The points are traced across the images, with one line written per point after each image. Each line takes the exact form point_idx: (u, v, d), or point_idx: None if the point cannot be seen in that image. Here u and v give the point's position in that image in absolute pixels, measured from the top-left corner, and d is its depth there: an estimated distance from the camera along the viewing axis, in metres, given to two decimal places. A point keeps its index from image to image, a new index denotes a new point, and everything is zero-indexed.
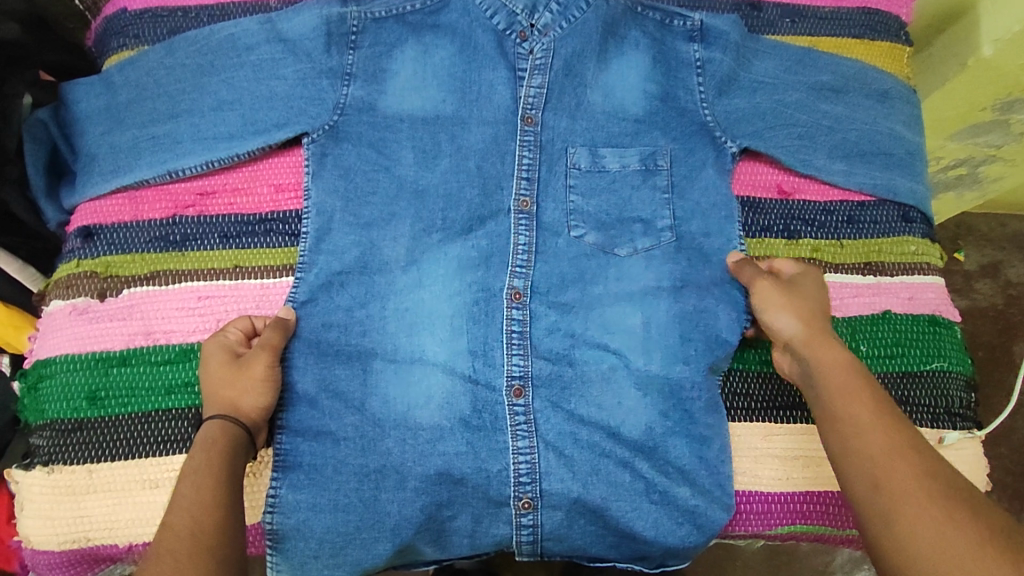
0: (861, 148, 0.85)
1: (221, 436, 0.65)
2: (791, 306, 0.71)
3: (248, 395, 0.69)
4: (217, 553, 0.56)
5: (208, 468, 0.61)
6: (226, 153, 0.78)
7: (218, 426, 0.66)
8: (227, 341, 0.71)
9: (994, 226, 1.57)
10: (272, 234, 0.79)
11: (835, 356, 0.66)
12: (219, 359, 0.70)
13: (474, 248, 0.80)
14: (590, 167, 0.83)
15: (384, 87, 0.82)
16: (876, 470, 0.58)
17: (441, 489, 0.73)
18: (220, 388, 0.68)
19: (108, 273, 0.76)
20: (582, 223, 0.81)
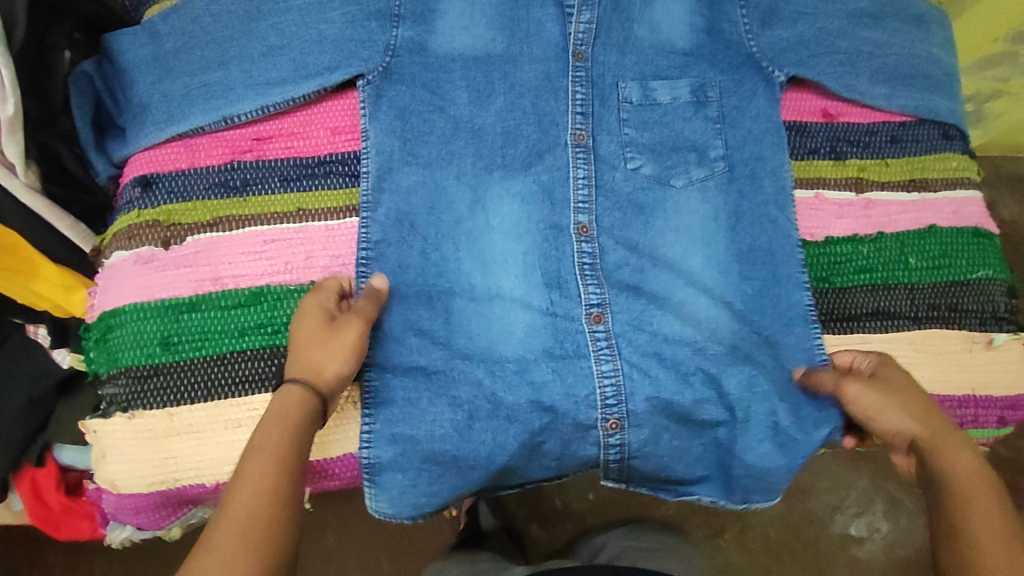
0: (901, 71, 0.88)
1: (288, 411, 0.63)
2: (898, 403, 0.68)
3: (334, 362, 0.66)
4: (263, 547, 0.55)
5: (272, 452, 0.60)
6: (281, 97, 0.78)
7: (291, 396, 0.63)
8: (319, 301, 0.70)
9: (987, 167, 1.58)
10: (333, 175, 0.79)
11: (960, 459, 0.64)
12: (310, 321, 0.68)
13: (537, 183, 0.81)
14: (641, 101, 0.83)
15: (433, 28, 0.82)
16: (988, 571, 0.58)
17: (533, 417, 0.74)
18: (310, 351, 0.66)
19: (170, 221, 0.75)
20: (639, 155, 0.82)
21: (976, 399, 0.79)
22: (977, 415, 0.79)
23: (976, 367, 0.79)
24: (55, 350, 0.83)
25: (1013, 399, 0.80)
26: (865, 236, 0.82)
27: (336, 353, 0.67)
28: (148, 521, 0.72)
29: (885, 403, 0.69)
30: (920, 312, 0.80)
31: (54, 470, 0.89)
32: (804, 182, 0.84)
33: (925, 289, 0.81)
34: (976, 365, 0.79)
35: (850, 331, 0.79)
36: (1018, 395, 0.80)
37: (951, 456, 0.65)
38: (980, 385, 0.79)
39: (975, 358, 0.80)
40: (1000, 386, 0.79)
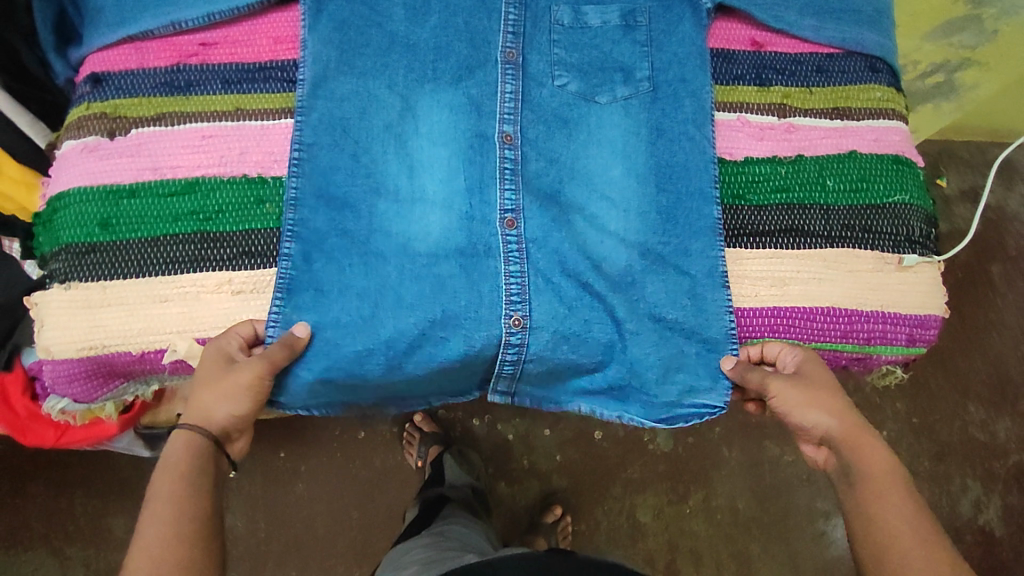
0: (832, 5, 0.90)
1: (181, 452, 0.68)
2: (821, 403, 0.72)
3: (224, 405, 0.71)
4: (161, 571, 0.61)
5: (168, 493, 0.65)
6: (225, 6, 0.82)
7: (183, 441, 0.69)
8: (225, 350, 0.73)
9: (975, 153, 1.71)
10: (271, 80, 0.84)
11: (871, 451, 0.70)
12: (212, 365, 0.72)
13: (466, 96, 0.84)
14: (572, 24, 0.87)
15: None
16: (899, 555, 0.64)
17: (433, 307, 0.77)
18: (210, 401, 0.71)
19: (116, 114, 0.81)
20: (566, 74, 0.86)
21: (884, 317, 0.80)
22: (884, 331, 0.80)
23: (886, 287, 0.81)
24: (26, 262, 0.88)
25: (921, 318, 0.81)
26: (783, 157, 0.85)
27: (233, 395, 0.71)
28: (80, 392, 0.77)
29: (806, 404, 0.73)
30: (833, 231, 0.82)
31: (22, 376, 0.93)
32: (726, 105, 0.87)
33: (841, 211, 0.83)
34: (886, 285, 0.81)
35: (760, 246, 0.81)
36: (927, 315, 0.81)
37: (863, 449, 0.71)
38: (888, 304, 0.81)
39: (884, 278, 0.81)
40: (908, 306, 0.81)
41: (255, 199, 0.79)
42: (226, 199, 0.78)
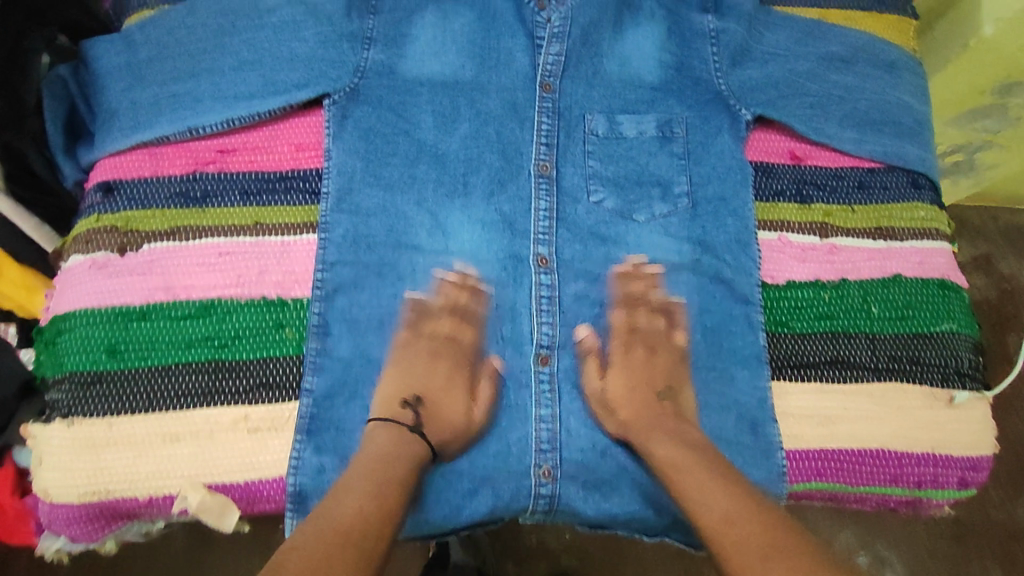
0: (870, 116, 0.88)
1: (385, 444, 0.66)
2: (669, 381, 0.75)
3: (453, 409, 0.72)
4: (336, 552, 0.54)
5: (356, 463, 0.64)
6: (246, 111, 0.80)
7: (384, 430, 0.68)
8: (452, 355, 0.75)
9: (987, 219, 1.59)
10: (293, 192, 0.80)
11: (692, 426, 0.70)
12: (421, 368, 0.73)
13: (497, 211, 0.82)
14: (607, 134, 0.86)
15: (405, 52, 0.87)
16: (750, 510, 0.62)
17: (462, 457, 0.73)
18: (439, 421, 0.71)
19: (128, 228, 0.76)
20: (601, 189, 0.84)
21: (934, 459, 0.76)
22: (934, 474, 0.76)
23: (938, 427, 0.77)
24: (22, 350, 0.83)
25: (973, 460, 0.77)
26: (827, 281, 0.81)
27: (459, 415, 0.72)
28: (80, 534, 0.71)
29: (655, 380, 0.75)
30: (880, 364, 0.78)
31: (9, 478, 0.85)
32: (766, 223, 0.83)
33: (887, 340, 0.79)
34: (936, 423, 0.77)
35: (806, 378, 0.77)
36: (979, 456, 0.77)
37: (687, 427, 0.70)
38: (938, 443, 0.76)
39: (935, 415, 0.77)
40: (960, 446, 0.77)
41: (274, 324, 0.74)
42: (244, 323, 0.74)
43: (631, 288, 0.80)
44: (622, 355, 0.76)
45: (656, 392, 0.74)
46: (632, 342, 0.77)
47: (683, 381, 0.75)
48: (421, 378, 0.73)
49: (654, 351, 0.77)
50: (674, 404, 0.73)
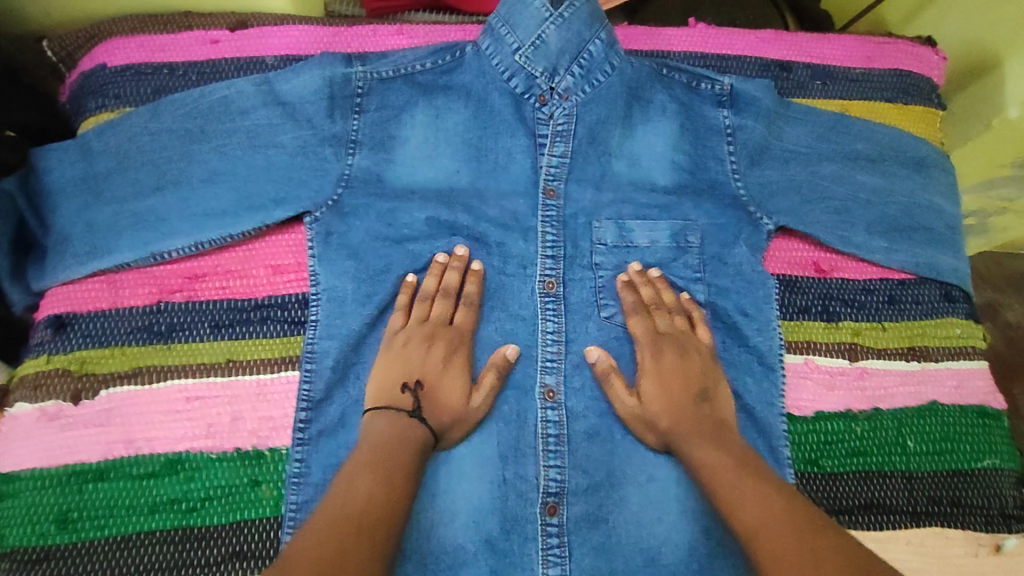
0: (900, 222, 0.81)
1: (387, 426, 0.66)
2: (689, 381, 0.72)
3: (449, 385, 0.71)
4: (332, 526, 0.54)
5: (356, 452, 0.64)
6: (217, 232, 0.73)
7: (386, 419, 0.67)
8: (454, 338, 0.74)
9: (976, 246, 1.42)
10: (269, 321, 0.72)
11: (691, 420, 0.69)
12: (418, 351, 0.71)
13: (497, 331, 0.77)
14: (616, 243, 0.80)
15: (394, 156, 0.79)
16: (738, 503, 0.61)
17: None
18: (439, 404, 0.70)
19: (83, 371, 0.68)
20: (614, 303, 0.79)
21: None
22: None
23: None
24: None
25: None
26: (858, 411, 0.75)
27: (457, 399, 0.71)
28: None
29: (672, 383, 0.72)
30: (919, 507, 0.72)
31: None
32: (791, 345, 0.77)
33: (925, 479, 0.72)
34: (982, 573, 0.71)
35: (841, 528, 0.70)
36: None
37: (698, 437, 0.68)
38: None
39: (980, 565, 0.71)
40: None
41: (248, 481, 0.66)
42: (216, 482, 0.66)
43: (644, 293, 0.78)
44: (654, 368, 0.73)
45: (691, 399, 0.71)
46: (661, 345, 0.74)
47: (718, 384, 0.72)
48: (418, 360, 0.71)
49: (684, 353, 0.74)
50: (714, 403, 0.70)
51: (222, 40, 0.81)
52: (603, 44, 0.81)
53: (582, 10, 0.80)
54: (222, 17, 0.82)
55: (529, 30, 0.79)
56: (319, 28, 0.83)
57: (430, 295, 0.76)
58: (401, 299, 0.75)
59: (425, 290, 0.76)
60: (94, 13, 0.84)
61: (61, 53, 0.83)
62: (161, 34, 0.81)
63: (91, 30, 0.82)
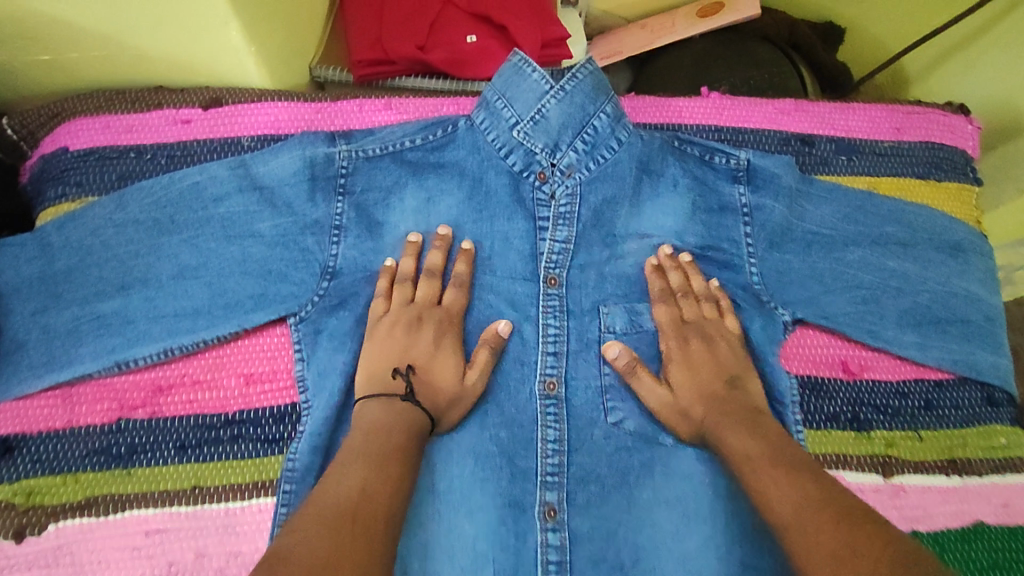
0: (934, 313, 0.74)
1: (379, 415, 0.62)
2: (708, 364, 0.69)
3: (439, 367, 0.67)
4: (338, 525, 0.49)
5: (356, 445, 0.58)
6: (189, 339, 0.67)
7: (378, 406, 0.63)
8: (442, 319, 0.70)
9: None
10: (241, 441, 0.65)
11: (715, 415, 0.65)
12: (404, 335, 0.68)
13: (492, 439, 0.68)
14: (626, 330, 0.73)
15: (387, 237, 0.73)
16: (778, 498, 0.54)
17: None
18: (432, 385, 0.66)
19: (30, 503, 0.62)
20: (621, 405, 0.71)
21: None
22: None
23: None
24: None
25: None
26: None
27: (451, 380, 0.67)
28: None
29: (689, 366, 0.69)
30: None
31: None
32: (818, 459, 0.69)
33: None
34: None
35: None
36: None
37: (728, 432, 0.62)
38: None
39: None
40: None
41: None
42: None
43: (672, 279, 0.73)
44: (681, 348, 0.70)
45: (721, 390, 0.67)
46: (687, 334, 0.71)
47: (748, 372, 0.69)
48: (409, 347, 0.67)
49: (712, 342, 0.70)
50: (745, 393, 0.67)
51: (194, 118, 0.74)
52: (609, 118, 0.74)
53: (585, 83, 0.73)
54: (193, 93, 0.75)
55: (528, 104, 0.72)
56: (300, 103, 0.76)
57: (409, 277, 0.71)
58: (382, 284, 0.71)
59: (404, 271, 0.72)
60: (58, 87, 0.78)
61: (22, 131, 0.77)
62: (128, 113, 0.74)
63: (55, 108, 0.76)
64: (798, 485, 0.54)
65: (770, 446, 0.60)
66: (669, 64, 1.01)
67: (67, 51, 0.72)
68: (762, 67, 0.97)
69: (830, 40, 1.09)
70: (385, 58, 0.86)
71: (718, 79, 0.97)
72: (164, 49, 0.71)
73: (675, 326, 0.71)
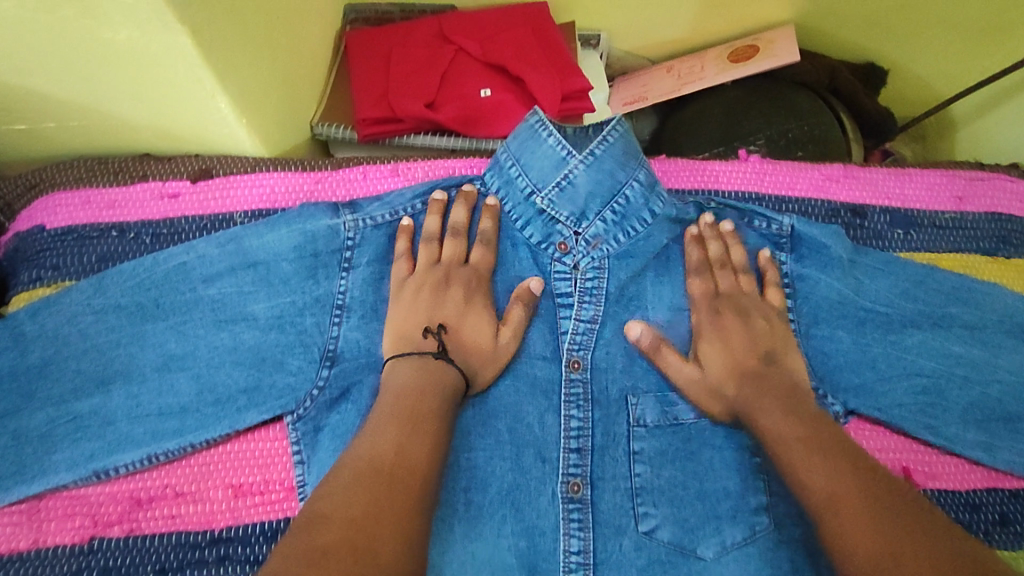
0: (1007, 409, 0.64)
1: (403, 381, 0.56)
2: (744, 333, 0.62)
3: (468, 325, 0.62)
4: (379, 493, 0.45)
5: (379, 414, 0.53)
6: (174, 444, 0.60)
7: (407, 366, 0.57)
8: (470, 279, 0.64)
9: None
10: (223, 565, 0.58)
11: (751, 387, 0.59)
12: (433, 297, 0.62)
13: (510, 551, 0.57)
14: (659, 422, 0.61)
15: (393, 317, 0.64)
16: (816, 477, 0.51)
17: None
18: (465, 345, 0.61)
19: None
20: (655, 510, 0.59)
21: None
22: None
23: None
24: None
25: None
26: None
27: (484, 338, 0.62)
28: None
29: (729, 332, 0.63)
30: None
31: None
32: None
33: None
34: None
35: None
36: None
37: (762, 406, 0.57)
38: None
39: None
40: None
41: None
42: None
43: (712, 249, 0.66)
44: (714, 325, 0.63)
45: (757, 366, 0.60)
46: (719, 308, 0.64)
47: (788, 346, 0.62)
48: (438, 307, 0.62)
49: (749, 318, 0.63)
50: (785, 371, 0.60)
51: (182, 192, 0.68)
52: (642, 186, 0.65)
53: (616, 147, 0.63)
54: (182, 162, 0.69)
55: (550, 172, 0.64)
56: (298, 173, 0.70)
57: (435, 237, 0.66)
58: (400, 245, 0.65)
59: (428, 230, 0.66)
60: (39, 155, 0.72)
61: None
62: (112, 187, 0.69)
63: (33, 178, 0.70)
64: (839, 469, 0.51)
65: (812, 424, 0.55)
66: (699, 113, 0.92)
67: (44, 122, 0.66)
68: (803, 120, 0.88)
69: (871, 84, 1.01)
70: (390, 116, 0.81)
71: (755, 130, 0.88)
72: (148, 119, 0.65)
73: (707, 300, 0.65)
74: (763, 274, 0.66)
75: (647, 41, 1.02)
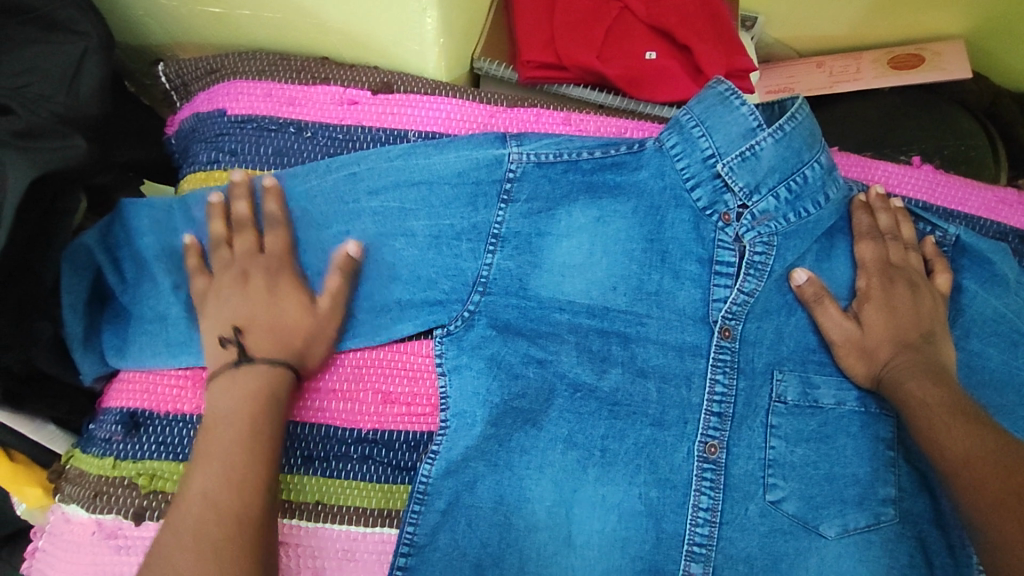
0: None
1: (239, 399, 0.55)
2: (908, 307, 0.63)
3: (291, 302, 0.60)
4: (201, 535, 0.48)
5: (232, 426, 0.54)
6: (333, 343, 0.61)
7: (224, 383, 0.57)
8: (270, 263, 0.61)
9: None
10: (372, 464, 0.64)
11: (904, 357, 0.60)
12: (235, 296, 0.60)
13: (640, 498, 0.61)
14: (798, 402, 0.63)
15: (546, 253, 0.65)
16: (950, 443, 0.53)
17: None
18: (282, 329, 0.59)
19: (152, 487, 0.62)
20: (784, 486, 0.61)
21: None
22: None
23: None
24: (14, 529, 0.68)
25: None
26: None
27: (299, 312, 0.60)
28: None
29: (884, 310, 0.63)
30: None
31: None
32: None
33: None
34: None
35: None
36: None
37: (907, 379, 0.59)
38: None
39: None
40: None
41: None
42: None
43: (881, 219, 0.67)
44: (883, 292, 0.64)
45: (916, 340, 0.62)
46: (892, 277, 0.64)
47: (945, 328, 0.63)
48: (244, 302, 0.59)
49: (916, 291, 0.64)
50: (938, 352, 0.61)
51: (362, 101, 0.70)
52: (822, 169, 0.65)
53: (803, 126, 0.65)
54: (363, 73, 0.70)
55: (734, 141, 0.64)
56: (473, 103, 0.71)
57: (224, 239, 0.62)
58: (192, 262, 0.63)
59: (212, 237, 0.63)
60: (217, 42, 0.74)
61: (177, 81, 0.73)
62: (292, 84, 0.70)
63: (213, 63, 0.72)
64: (978, 434, 0.53)
65: (955, 397, 0.56)
66: (851, 113, 0.93)
67: (240, 9, 0.66)
68: (960, 138, 0.89)
69: None
70: (557, 63, 0.82)
71: (911, 141, 0.89)
72: (342, 21, 0.65)
73: (878, 267, 0.65)
74: (928, 259, 0.67)
75: (803, 32, 1.00)
